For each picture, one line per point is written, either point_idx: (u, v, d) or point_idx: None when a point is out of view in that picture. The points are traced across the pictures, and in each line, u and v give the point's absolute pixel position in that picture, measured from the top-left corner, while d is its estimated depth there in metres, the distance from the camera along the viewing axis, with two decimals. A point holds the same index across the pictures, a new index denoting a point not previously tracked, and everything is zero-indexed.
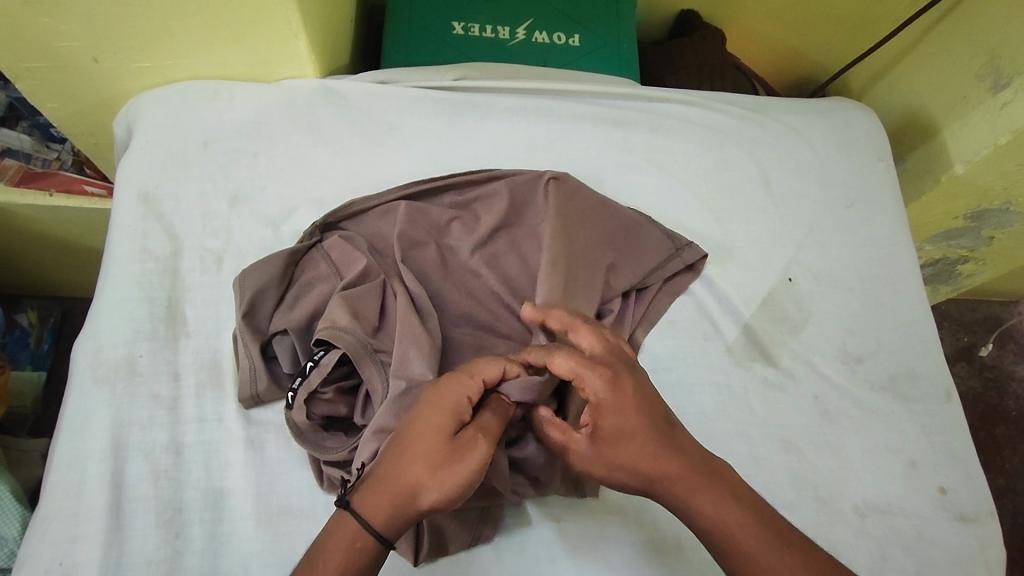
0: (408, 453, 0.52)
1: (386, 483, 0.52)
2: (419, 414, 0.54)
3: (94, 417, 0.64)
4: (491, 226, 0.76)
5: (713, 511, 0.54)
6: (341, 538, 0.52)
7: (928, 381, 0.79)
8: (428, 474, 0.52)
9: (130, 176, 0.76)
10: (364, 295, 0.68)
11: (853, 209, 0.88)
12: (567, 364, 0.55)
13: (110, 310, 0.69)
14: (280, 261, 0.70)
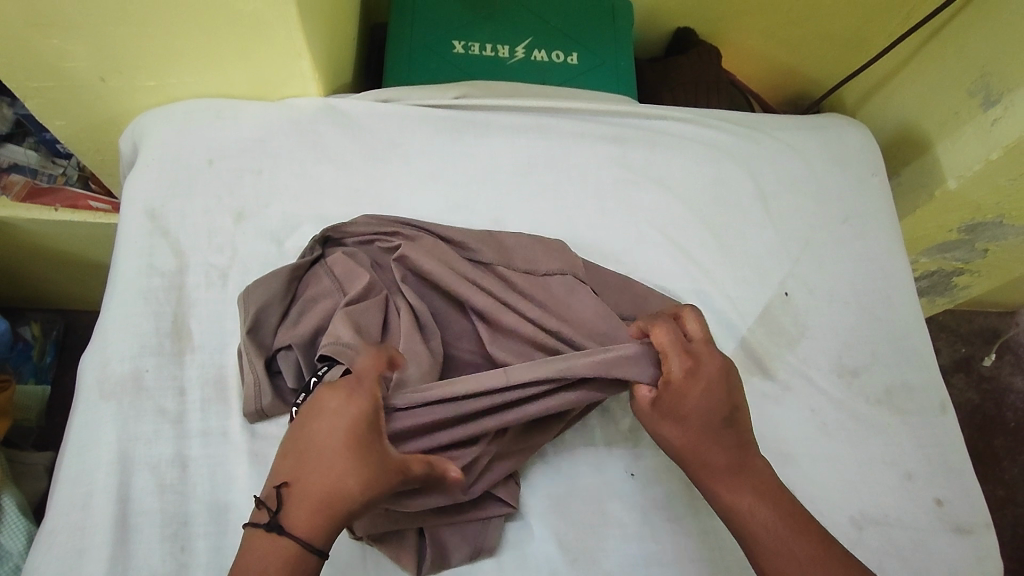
0: (321, 461, 0.51)
1: (309, 497, 0.50)
2: (321, 426, 0.52)
3: (100, 431, 0.65)
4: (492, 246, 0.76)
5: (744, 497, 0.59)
6: (275, 557, 0.49)
7: (923, 394, 0.80)
8: (351, 482, 0.51)
9: (137, 193, 0.77)
10: (365, 312, 0.68)
11: (848, 224, 0.89)
12: (664, 339, 0.62)
13: (117, 325, 0.70)
14: (284, 278, 0.72)
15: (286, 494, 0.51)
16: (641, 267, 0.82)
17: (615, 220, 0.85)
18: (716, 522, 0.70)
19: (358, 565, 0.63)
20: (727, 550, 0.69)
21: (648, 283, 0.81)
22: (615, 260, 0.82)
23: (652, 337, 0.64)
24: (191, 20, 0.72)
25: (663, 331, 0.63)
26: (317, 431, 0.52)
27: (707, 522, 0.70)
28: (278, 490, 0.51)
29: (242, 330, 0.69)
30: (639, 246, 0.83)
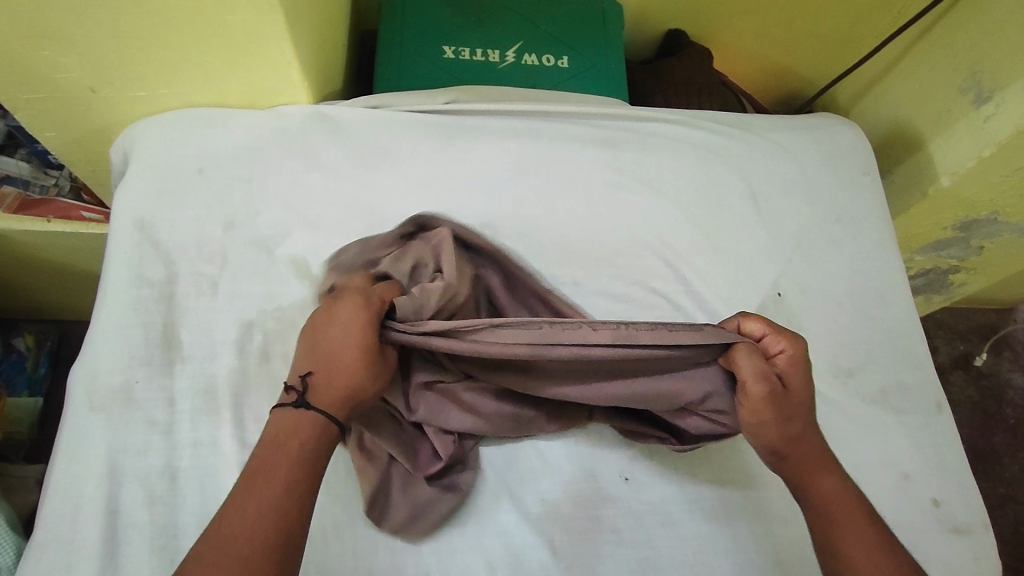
0: (339, 356, 0.57)
1: (330, 386, 0.56)
2: (341, 323, 0.58)
3: (90, 444, 0.64)
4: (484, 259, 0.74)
5: (840, 497, 0.60)
6: (304, 430, 0.54)
7: (919, 393, 0.79)
8: (359, 374, 0.57)
9: (126, 203, 0.77)
10: None
11: (840, 223, 0.89)
12: (763, 327, 0.64)
13: (106, 337, 0.70)
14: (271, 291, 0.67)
15: (311, 381, 0.56)
16: (634, 270, 0.82)
17: (607, 223, 0.84)
18: (711, 526, 0.69)
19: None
20: (723, 553, 0.68)
21: (641, 286, 0.81)
22: (607, 263, 0.82)
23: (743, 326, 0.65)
24: (182, 31, 0.72)
25: (757, 321, 0.65)
26: (331, 334, 0.58)
27: (703, 526, 0.69)
28: (301, 378, 0.57)
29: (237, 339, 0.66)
30: (631, 249, 0.83)
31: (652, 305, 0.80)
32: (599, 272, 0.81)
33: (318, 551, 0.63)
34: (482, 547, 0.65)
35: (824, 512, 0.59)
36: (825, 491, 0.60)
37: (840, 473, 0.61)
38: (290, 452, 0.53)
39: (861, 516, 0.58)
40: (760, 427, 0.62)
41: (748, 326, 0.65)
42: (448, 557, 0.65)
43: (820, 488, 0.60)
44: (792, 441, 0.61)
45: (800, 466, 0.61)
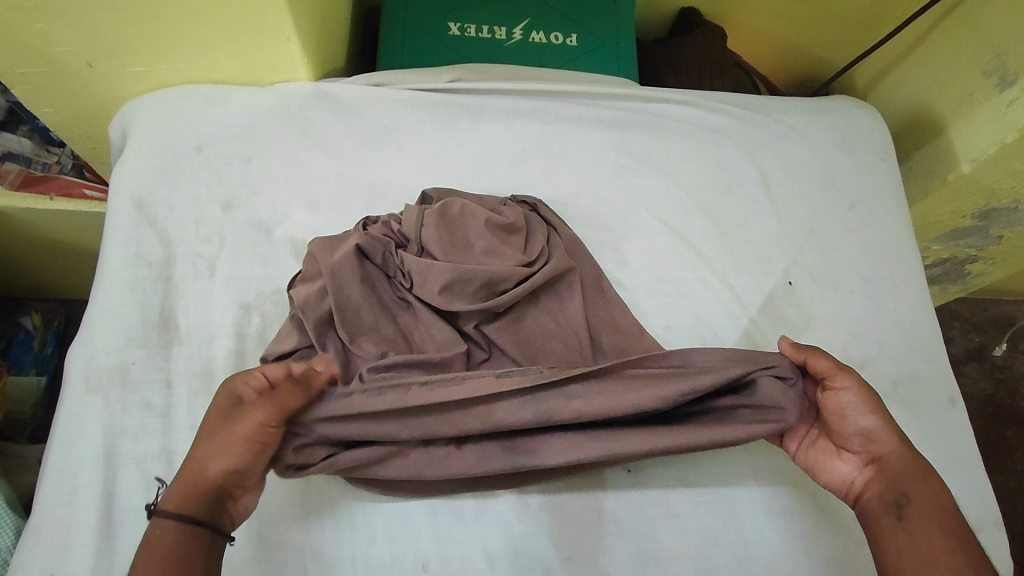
0: (199, 451, 0.55)
1: (188, 472, 0.54)
2: (223, 409, 0.57)
3: (87, 424, 0.64)
4: (507, 245, 0.71)
5: (928, 499, 0.56)
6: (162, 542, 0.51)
7: (933, 388, 0.77)
8: (211, 457, 0.54)
9: (123, 181, 0.76)
10: (348, 292, 0.66)
11: (855, 210, 0.86)
12: (823, 362, 0.62)
13: (104, 318, 0.69)
14: (318, 241, 0.69)
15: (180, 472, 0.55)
16: (640, 257, 0.80)
17: (614, 209, 0.82)
18: (714, 520, 0.68)
19: (348, 563, 0.62)
20: (724, 546, 0.67)
21: (649, 273, 0.79)
22: (613, 249, 0.80)
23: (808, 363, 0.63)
24: (178, 3, 0.70)
25: (819, 358, 0.62)
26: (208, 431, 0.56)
27: (704, 520, 0.68)
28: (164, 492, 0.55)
29: (293, 281, 0.69)
30: (637, 235, 0.81)
31: (659, 291, 0.78)
32: (605, 258, 0.79)
33: (316, 537, 0.63)
34: (481, 537, 0.64)
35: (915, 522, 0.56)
36: (926, 505, 0.56)
37: (929, 477, 0.58)
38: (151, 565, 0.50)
39: (950, 522, 0.55)
40: (827, 456, 0.63)
41: (813, 362, 0.63)
42: (446, 546, 0.64)
43: (922, 499, 0.56)
44: (894, 450, 0.59)
45: (904, 478, 0.58)
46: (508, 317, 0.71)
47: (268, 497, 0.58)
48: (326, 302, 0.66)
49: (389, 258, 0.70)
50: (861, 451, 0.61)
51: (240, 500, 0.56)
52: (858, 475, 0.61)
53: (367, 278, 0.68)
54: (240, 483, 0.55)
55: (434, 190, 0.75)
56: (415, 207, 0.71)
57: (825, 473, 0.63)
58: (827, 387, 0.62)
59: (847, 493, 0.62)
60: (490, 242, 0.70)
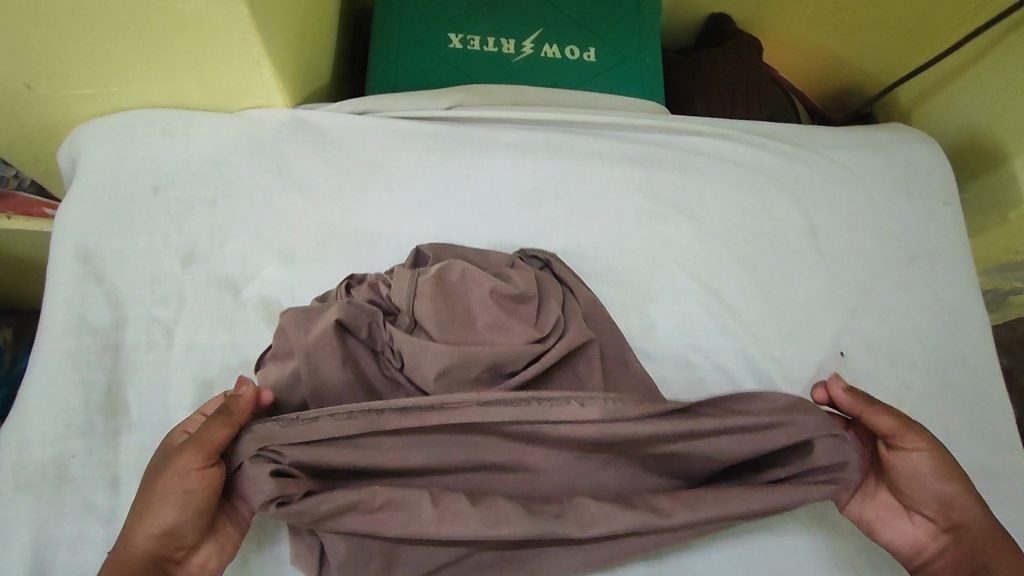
0: (132, 518, 0.48)
1: (122, 536, 0.48)
2: (158, 465, 0.50)
3: (13, 533, 0.54)
4: (515, 318, 0.60)
5: (1010, 572, 0.52)
6: None
7: (1007, 481, 0.67)
8: (141, 524, 0.47)
9: (67, 228, 0.65)
10: (325, 378, 0.55)
11: (914, 265, 0.75)
12: (890, 419, 0.55)
13: (38, 400, 0.58)
14: (291, 312, 0.58)
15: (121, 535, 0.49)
16: (669, 321, 0.69)
17: (639, 263, 0.71)
18: None
19: None
20: None
21: (679, 342, 0.68)
22: (638, 311, 0.69)
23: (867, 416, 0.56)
24: (127, 20, 0.58)
25: (881, 413, 0.56)
26: (144, 491, 0.49)
27: None
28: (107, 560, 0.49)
29: (262, 359, 0.58)
30: (665, 295, 0.70)
31: (690, 364, 0.67)
32: (628, 321, 0.68)
33: None
34: None
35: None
36: None
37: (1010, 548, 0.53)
38: None
39: None
40: (892, 518, 0.56)
41: (873, 417, 0.56)
42: None
43: (1005, 572, 0.52)
44: (973, 519, 0.54)
45: (982, 550, 0.53)
46: None
47: (223, 551, 0.51)
48: (298, 391, 0.55)
49: (376, 332, 0.59)
50: (936, 517, 0.54)
51: (188, 561, 0.50)
52: (930, 540, 0.55)
53: (349, 358, 0.57)
54: (182, 544, 0.48)
55: (431, 246, 0.64)
56: (407, 270, 0.60)
57: (889, 535, 0.56)
58: (893, 446, 0.55)
59: (911, 558, 0.56)
60: (495, 314, 0.59)
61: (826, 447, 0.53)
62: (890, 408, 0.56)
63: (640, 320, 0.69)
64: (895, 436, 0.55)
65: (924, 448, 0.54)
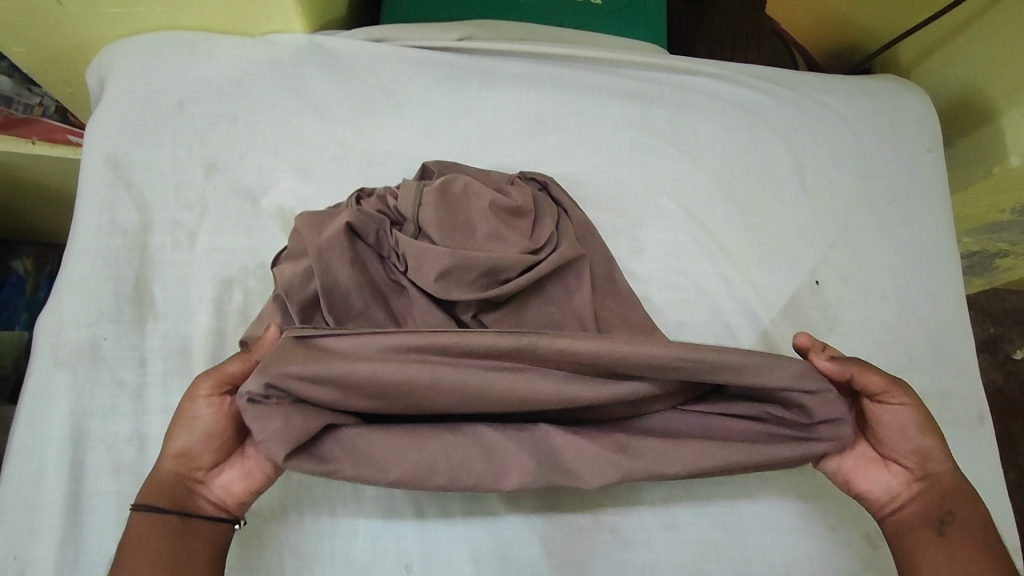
0: (164, 442, 0.53)
1: (163, 457, 0.54)
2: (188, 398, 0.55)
3: (55, 402, 0.60)
4: (512, 229, 0.65)
5: (973, 519, 0.52)
6: (132, 538, 0.50)
7: (962, 404, 0.72)
8: (169, 441, 0.52)
9: (97, 138, 0.69)
10: (336, 274, 0.61)
11: (894, 206, 0.79)
12: (882, 380, 0.53)
13: (73, 289, 0.64)
14: (306, 216, 0.63)
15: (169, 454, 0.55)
16: (657, 246, 0.74)
17: (632, 191, 0.75)
18: (718, 534, 0.64)
19: (326, 561, 0.59)
20: (725, 561, 0.63)
21: (664, 265, 0.73)
22: (628, 236, 0.73)
23: (860, 380, 0.53)
24: None
25: (876, 375, 0.53)
26: (174, 418, 0.54)
27: (707, 532, 0.64)
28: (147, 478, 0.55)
29: (276, 258, 0.64)
30: (654, 222, 0.74)
31: (674, 286, 0.72)
32: (618, 245, 0.73)
33: (294, 532, 0.59)
34: (468, 538, 0.61)
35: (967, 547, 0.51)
36: (970, 526, 0.52)
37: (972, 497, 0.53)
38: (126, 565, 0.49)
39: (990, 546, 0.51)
40: (867, 473, 0.54)
41: (864, 378, 0.53)
42: (432, 546, 0.60)
43: (967, 518, 0.52)
44: (944, 470, 0.53)
45: (949, 498, 0.53)
46: (508, 308, 0.65)
47: (244, 476, 0.53)
48: (311, 285, 0.61)
49: (382, 238, 0.64)
50: (912, 466, 0.53)
51: (211, 484, 0.52)
52: (901, 490, 0.54)
53: (357, 259, 0.63)
54: (198, 465, 0.52)
55: (435, 163, 0.68)
56: (413, 182, 0.65)
57: (866, 485, 0.54)
58: (880, 401, 0.54)
59: (882, 509, 0.55)
60: (493, 225, 0.64)
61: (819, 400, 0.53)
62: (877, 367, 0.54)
63: (629, 244, 0.73)
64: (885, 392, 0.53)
65: (908, 404, 0.53)
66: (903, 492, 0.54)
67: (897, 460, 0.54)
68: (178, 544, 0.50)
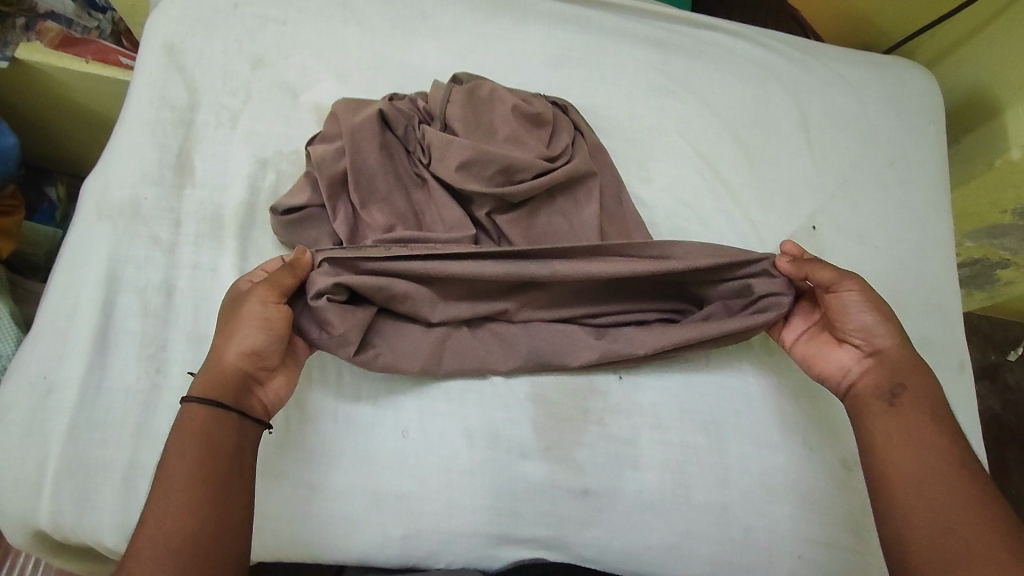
0: (213, 348, 0.56)
1: (205, 368, 0.56)
2: (228, 308, 0.59)
3: (95, 247, 0.65)
4: (530, 136, 0.70)
5: (922, 391, 0.57)
6: (192, 426, 0.51)
7: (943, 352, 0.76)
8: (230, 340, 0.56)
9: (158, 26, 0.75)
10: (364, 155, 0.66)
11: (893, 167, 0.83)
12: (829, 273, 0.61)
13: (122, 153, 0.69)
14: (343, 104, 0.69)
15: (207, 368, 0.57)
16: (665, 178, 0.78)
17: (645, 127, 0.80)
18: (699, 438, 0.67)
19: (329, 419, 0.63)
20: (704, 465, 0.66)
21: (670, 195, 0.77)
22: (638, 165, 0.78)
23: (811, 276, 0.63)
24: None
25: (826, 269, 0.62)
26: (220, 327, 0.57)
27: (688, 436, 0.67)
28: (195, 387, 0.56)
29: (311, 140, 0.69)
30: (664, 156, 0.79)
31: (678, 215, 0.77)
32: (628, 172, 0.78)
33: (299, 389, 0.64)
34: (462, 414, 0.64)
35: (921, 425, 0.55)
36: (919, 395, 0.56)
37: (926, 374, 0.58)
38: (183, 452, 0.50)
39: (929, 417, 0.55)
40: (825, 354, 0.63)
41: (816, 273, 0.62)
42: (429, 416, 0.64)
43: (915, 391, 0.57)
44: (893, 344, 0.60)
45: (902, 371, 0.58)
46: (520, 210, 0.70)
47: (291, 380, 0.59)
48: (341, 162, 0.66)
49: (410, 132, 0.70)
50: (861, 343, 0.60)
51: (269, 386, 0.57)
52: (857, 364, 0.61)
53: (386, 147, 0.68)
54: (262, 363, 0.57)
55: (466, 75, 0.74)
56: (443, 86, 0.71)
57: (824, 365, 0.63)
58: (833, 292, 0.61)
59: (840, 384, 0.62)
60: (513, 129, 0.69)
61: (764, 283, 0.66)
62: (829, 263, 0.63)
63: (639, 173, 0.78)
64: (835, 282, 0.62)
65: (856, 290, 0.60)
66: (858, 366, 0.61)
67: (851, 336, 0.61)
68: (235, 436, 0.52)
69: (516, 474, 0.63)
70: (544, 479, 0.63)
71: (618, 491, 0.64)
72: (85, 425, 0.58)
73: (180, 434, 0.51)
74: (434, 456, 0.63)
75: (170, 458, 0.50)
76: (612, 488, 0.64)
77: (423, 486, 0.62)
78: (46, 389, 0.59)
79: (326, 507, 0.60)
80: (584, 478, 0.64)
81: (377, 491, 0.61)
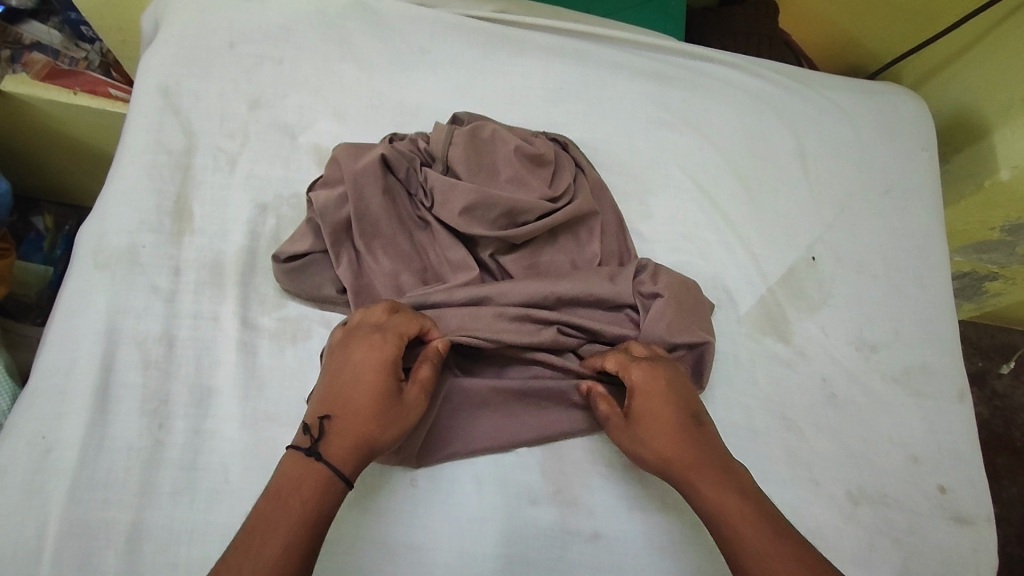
0: (359, 415, 0.54)
1: (339, 438, 0.53)
2: (370, 357, 0.56)
3: (92, 298, 0.63)
4: (531, 177, 0.70)
5: (733, 496, 0.54)
6: (305, 483, 0.50)
7: (942, 380, 0.76)
8: (387, 428, 0.54)
9: (154, 67, 0.74)
10: (367, 202, 0.66)
11: (888, 196, 0.84)
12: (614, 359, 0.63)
13: (118, 199, 0.68)
14: (346, 148, 0.69)
15: (327, 426, 0.53)
16: (666, 212, 0.78)
17: (643, 160, 0.80)
18: None
19: None
20: None
21: (670, 229, 0.77)
22: (638, 200, 0.78)
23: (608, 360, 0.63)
24: None
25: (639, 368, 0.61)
26: (362, 391, 0.55)
27: None
28: (317, 421, 0.54)
29: (311, 184, 0.69)
30: (664, 189, 0.79)
31: (679, 249, 0.77)
32: (629, 208, 0.78)
33: None
34: (471, 462, 0.64)
35: (731, 531, 0.52)
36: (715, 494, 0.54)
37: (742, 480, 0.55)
38: (285, 513, 0.48)
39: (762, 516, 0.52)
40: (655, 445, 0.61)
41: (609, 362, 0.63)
42: (438, 466, 0.63)
43: (715, 492, 0.54)
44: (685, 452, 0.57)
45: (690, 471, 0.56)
46: (523, 251, 0.70)
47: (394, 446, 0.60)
48: (345, 208, 0.66)
49: (412, 175, 0.70)
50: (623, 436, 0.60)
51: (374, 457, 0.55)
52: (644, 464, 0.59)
53: (388, 191, 0.68)
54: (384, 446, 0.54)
55: (466, 115, 0.74)
56: (443, 127, 0.71)
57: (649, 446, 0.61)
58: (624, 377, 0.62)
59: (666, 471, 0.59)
60: (516, 172, 0.69)
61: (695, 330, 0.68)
62: (629, 360, 0.62)
63: (638, 208, 0.78)
64: (624, 369, 0.62)
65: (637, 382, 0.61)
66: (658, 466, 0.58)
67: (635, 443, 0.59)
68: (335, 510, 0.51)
69: (525, 519, 0.62)
70: (555, 526, 0.63)
71: (628, 534, 0.64)
72: (86, 485, 0.57)
73: (288, 497, 0.49)
74: (443, 504, 0.62)
75: (272, 521, 0.48)
76: (622, 532, 0.63)
77: (430, 536, 0.61)
78: (45, 448, 0.58)
79: (337, 562, 0.58)
80: (594, 521, 0.63)
81: (385, 543, 0.60)
